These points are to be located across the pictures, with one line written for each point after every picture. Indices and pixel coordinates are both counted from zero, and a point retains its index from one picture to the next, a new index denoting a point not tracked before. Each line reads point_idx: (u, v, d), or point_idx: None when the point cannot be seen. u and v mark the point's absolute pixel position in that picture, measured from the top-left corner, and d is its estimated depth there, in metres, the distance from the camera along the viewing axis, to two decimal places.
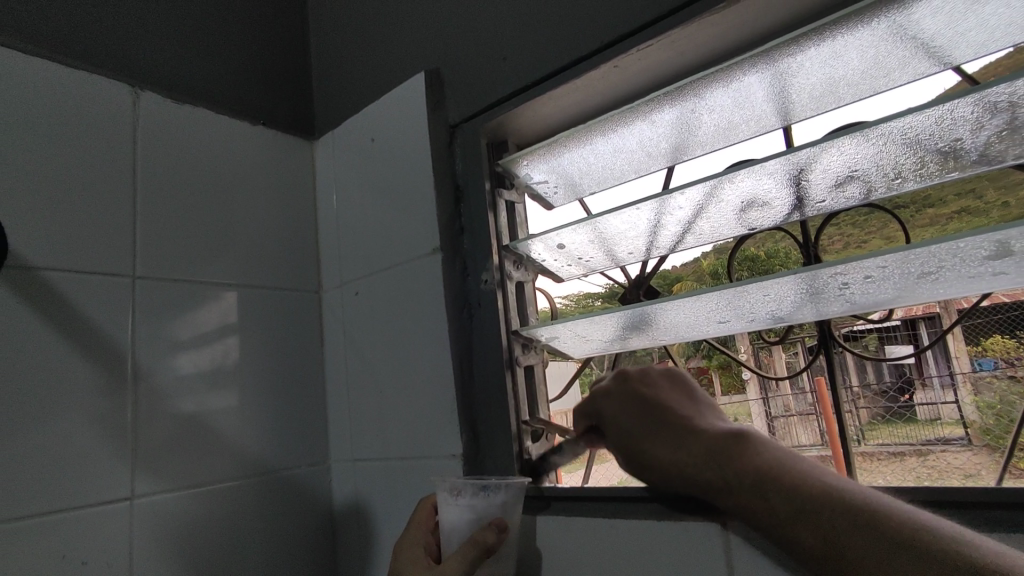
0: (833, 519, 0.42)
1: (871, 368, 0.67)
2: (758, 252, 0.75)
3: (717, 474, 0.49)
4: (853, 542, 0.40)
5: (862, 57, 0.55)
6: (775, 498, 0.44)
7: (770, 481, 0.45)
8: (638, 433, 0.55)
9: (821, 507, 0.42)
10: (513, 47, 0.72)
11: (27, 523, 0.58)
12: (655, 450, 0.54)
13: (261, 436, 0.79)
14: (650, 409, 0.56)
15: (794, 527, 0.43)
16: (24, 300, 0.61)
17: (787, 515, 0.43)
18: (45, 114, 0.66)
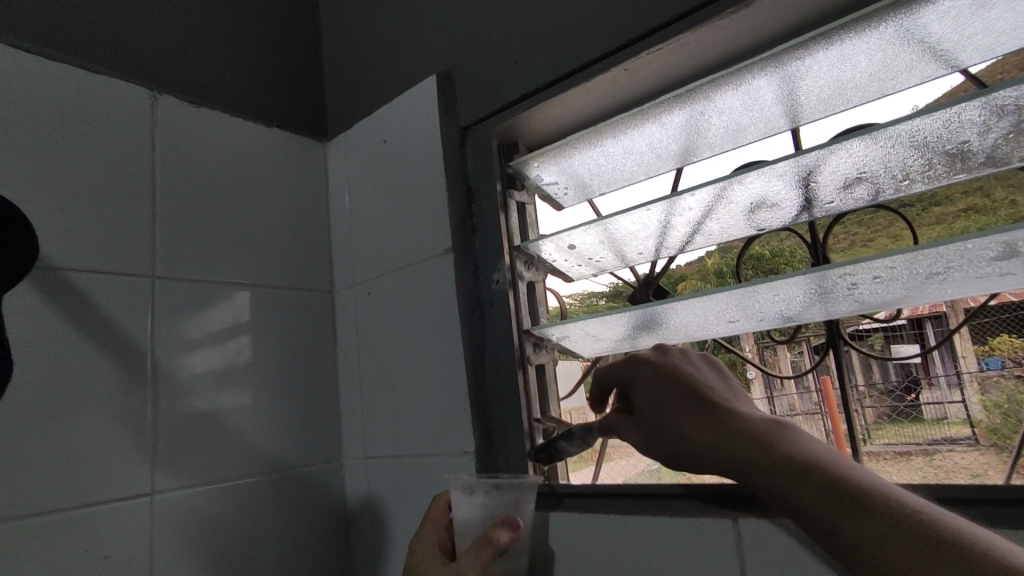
0: (873, 514, 0.41)
1: (876, 366, 0.66)
2: (763, 251, 0.73)
3: (759, 455, 0.48)
4: (890, 539, 0.40)
5: (870, 61, 0.55)
6: (816, 487, 0.44)
7: (814, 470, 0.45)
8: (673, 408, 0.55)
9: (864, 503, 0.42)
10: (524, 51, 0.73)
11: (53, 518, 0.59)
12: (686, 429, 0.53)
13: (276, 434, 0.80)
14: (687, 390, 0.55)
15: (830, 516, 0.43)
16: (49, 300, 0.63)
17: (826, 505, 0.43)
18: (67, 118, 0.68)
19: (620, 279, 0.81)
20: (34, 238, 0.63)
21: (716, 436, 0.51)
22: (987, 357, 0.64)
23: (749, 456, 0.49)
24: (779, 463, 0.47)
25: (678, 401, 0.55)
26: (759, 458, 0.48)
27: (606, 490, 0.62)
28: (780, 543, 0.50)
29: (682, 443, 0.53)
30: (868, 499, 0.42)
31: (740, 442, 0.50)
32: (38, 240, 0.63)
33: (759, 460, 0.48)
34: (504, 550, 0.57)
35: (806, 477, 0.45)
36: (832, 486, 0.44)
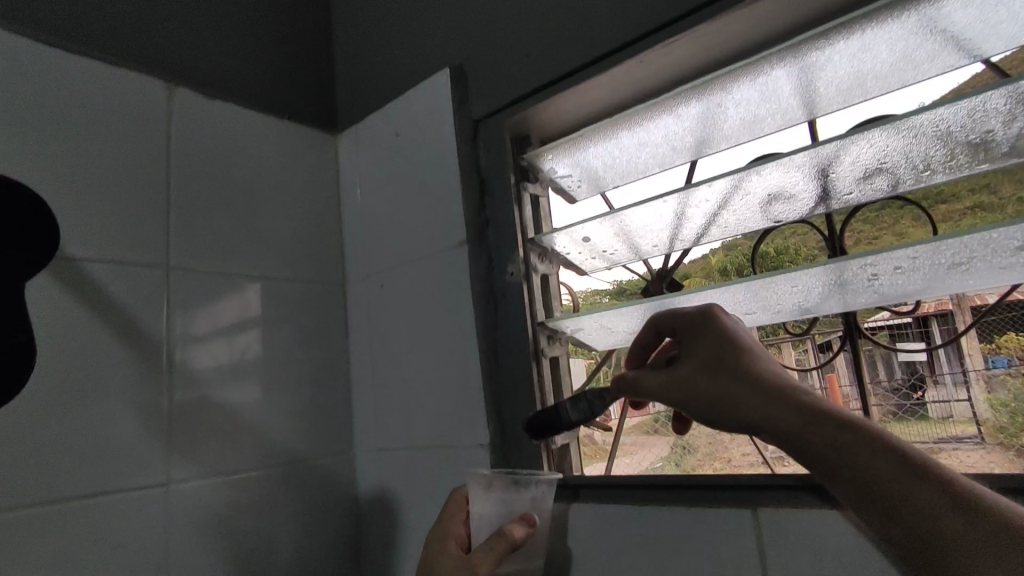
0: (933, 488, 0.41)
1: (881, 363, 0.64)
2: (768, 248, 0.72)
3: (830, 429, 0.45)
4: (950, 515, 0.39)
5: (891, 50, 0.55)
6: (875, 454, 0.43)
7: (872, 437, 0.44)
8: (733, 373, 0.50)
9: (925, 475, 0.41)
10: (539, 42, 0.73)
11: (71, 507, 0.60)
12: (731, 385, 0.50)
13: (289, 426, 0.80)
14: (734, 346, 0.52)
15: (888, 486, 0.42)
16: (66, 291, 0.63)
17: (886, 474, 0.42)
18: (83, 109, 0.68)
19: (621, 277, 0.81)
20: (52, 230, 0.63)
21: (770, 400, 0.48)
22: (993, 355, 0.58)
23: (802, 416, 0.47)
24: (836, 426, 0.45)
25: (724, 357, 0.51)
26: (814, 419, 0.46)
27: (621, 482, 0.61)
28: (801, 533, 0.50)
29: (724, 400, 0.50)
30: (928, 472, 0.41)
31: (791, 402, 0.48)
32: (57, 232, 0.63)
33: (813, 422, 0.46)
34: (520, 547, 0.58)
35: (865, 442, 0.44)
36: (891, 455, 0.43)
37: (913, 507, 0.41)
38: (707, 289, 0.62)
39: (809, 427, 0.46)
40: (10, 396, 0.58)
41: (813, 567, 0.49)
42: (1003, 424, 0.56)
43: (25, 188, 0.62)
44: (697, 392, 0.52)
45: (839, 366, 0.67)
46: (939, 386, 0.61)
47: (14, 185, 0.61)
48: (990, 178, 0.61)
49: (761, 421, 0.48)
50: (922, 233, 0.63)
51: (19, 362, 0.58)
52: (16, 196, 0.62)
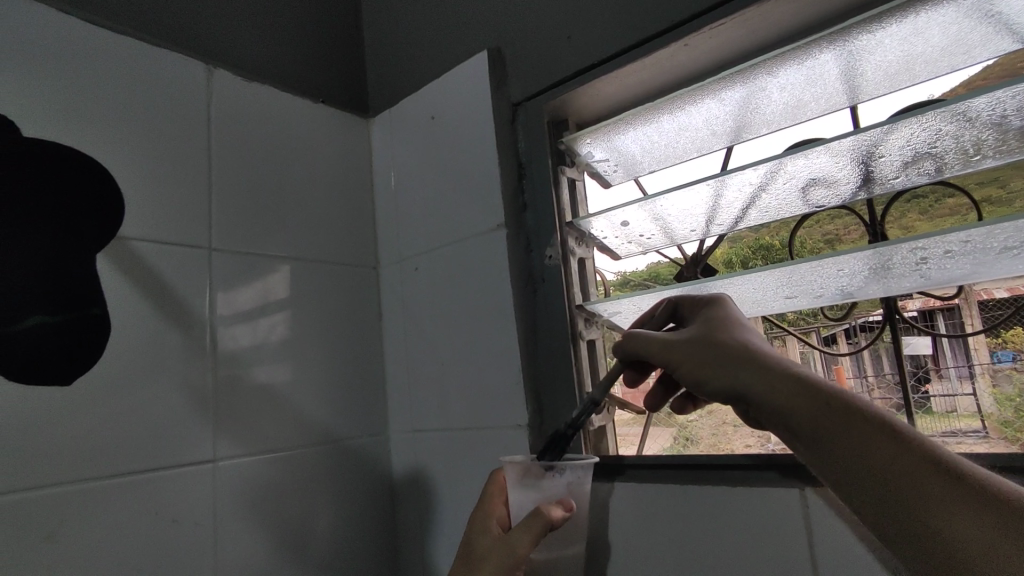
0: (919, 459, 0.40)
1: (884, 356, 0.66)
2: (773, 241, 0.75)
3: (816, 409, 0.45)
4: (934, 483, 0.38)
5: (943, 34, 0.55)
6: (863, 425, 0.43)
7: (862, 410, 0.44)
8: (725, 354, 0.51)
9: (913, 447, 0.41)
10: (579, 26, 0.73)
11: (129, 480, 0.61)
12: (728, 350, 0.51)
13: (326, 405, 0.82)
14: (738, 324, 0.54)
15: (874, 454, 0.41)
16: (118, 270, 0.64)
17: (872, 442, 0.42)
18: (130, 90, 0.69)
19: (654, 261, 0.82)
20: (115, 211, 0.65)
21: (760, 380, 0.48)
22: (998, 350, 0.59)
23: (794, 385, 0.47)
24: (827, 397, 0.45)
25: (727, 329, 0.53)
26: (804, 390, 0.46)
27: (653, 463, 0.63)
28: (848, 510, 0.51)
29: (718, 368, 0.51)
30: (916, 446, 0.41)
31: (784, 373, 0.48)
32: (118, 213, 0.65)
33: (805, 393, 0.46)
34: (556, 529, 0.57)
35: (854, 413, 0.44)
36: (878, 428, 0.42)
37: (897, 475, 0.40)
38: (748, 273, 0.62)
39: (800, 396, 0.46)
40: (76, 372, 0.59)
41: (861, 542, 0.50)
42: (1008, 418, 0.57)
43: (92, 169, 0.64)
44: (696, 354, 0.52)
45: (845, 358, 0.68)
46: (942, 379, 0.62)
47: (83, 166, 0.64)
48: (1001, 172, 0.60)
49: (753, 388, 0.48)
50: (927, 228, 0.64)
51: (88, 335, 0.61)
52: (79, 175, 0.63)
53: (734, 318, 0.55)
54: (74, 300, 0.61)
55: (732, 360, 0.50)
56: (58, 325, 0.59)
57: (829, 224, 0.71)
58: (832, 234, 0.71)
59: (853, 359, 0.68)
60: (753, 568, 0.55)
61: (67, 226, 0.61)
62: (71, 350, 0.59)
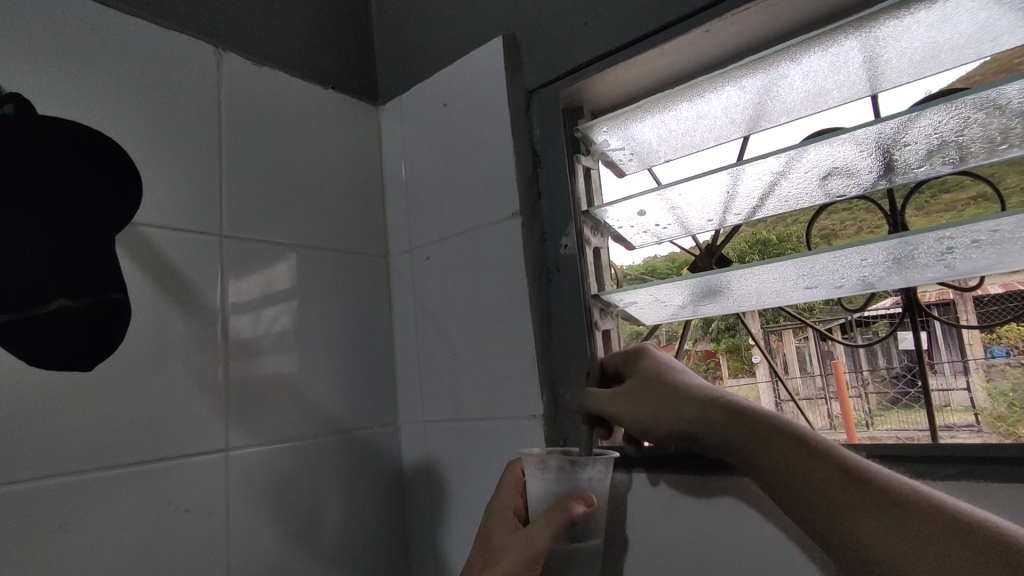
0: (836, 473, 0.45)
1: (880, 353, 0.69)
2: (770, 235, 0.78)
3: (745, 438, 0.50)
4: (853, 496, 0.43)
5: (971, 21, 0.54)
6: (784, 449, 0.48)
7: (783, 432, 0.49)
8: (664, 392, 0.56)
9: (830, 462, 0.46)
10: (596, 12, 0.72)
11: (142, 469, 0.60)
12: (665, 393, 0.56)
13: (337, 395, 0.81)
14: (672, 367, 0.59)
15: (799, 476, 0.46)
16: (129, 256, 0.62)
17: (794, 463, 0.47)
18: (140, 73, 0.67)
19: (652, 255, 0.82)
20: (131, 196, 0.63)
21: (697, 416, 0.53)
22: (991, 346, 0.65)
23: (722, 418, 0.52)
24: (749, 426, 0.50)
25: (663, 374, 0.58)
26: (729, 419, 0.51)
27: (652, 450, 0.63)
28: None
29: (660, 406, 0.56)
30: (833, 461, 0.46)
31: (712, 409, 0.53)
32: (135, 198, 0.63)
33: (731, 424, 0.51)
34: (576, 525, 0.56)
35: (774, 435, 0.49)
36: (801, 449, 0.47)
37: (820, 492, 0.45)
38: (768, 263, 0.61)
39: (727, 425, 0.51)
40: (102, 356, 0.59)
41: None
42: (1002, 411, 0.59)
43: (113, 152, 0.63)
44: (637, 401, 0.58)
45: (842, 352, 0.72)
46: (937, 373, 0.64)
47: (102, 148, 0.62)
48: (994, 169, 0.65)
49: (689, 427, 0.54)
50: (922, 224, 0.67)
51: (110, 320, 0.59)
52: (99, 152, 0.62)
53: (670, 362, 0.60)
54: (98, 284, 0.58)
55: (669, 404, 0.56)
56: (84, 310, 0.57)
57: (826, 219, 0.73)
58: (828, 228, 0.73)
59: (849, 354, 0.72)
60: (775, 559, 0.54)
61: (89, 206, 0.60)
62: (93, 336, 0.58)
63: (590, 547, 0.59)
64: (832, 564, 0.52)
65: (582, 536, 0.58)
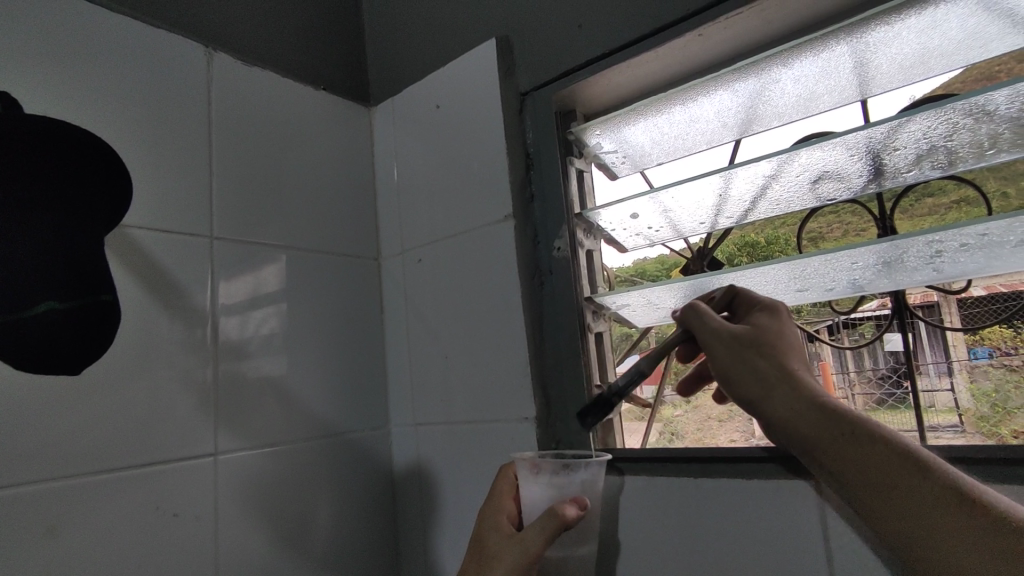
0: (932, 494, 0.41)
1: (867, 354, 0.65)
2: (758, 238, 0.74)
3: (837, 435, 0.46)
4: (946, 520, 0.40)
5: (960, 28, 0.55)
6: (887, 456, 0.44)
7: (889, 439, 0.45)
8: (759, 362, 0.52)
9: (937, 482, 0.42)
10: (589, 15, 0.72)
11: (128, 474, 0.60)
12: (765, 363, 0.52)
13: (327, 398, 0.80)
14: (778, 334, 0.54)
15: (895, 484, 0.43)
16: (117, 258, 0.62)
17: (894, 473, 0.43)
18: (128, 72, 0.66)
19: (642, 257, 0.80)
20: (122, 197, 0.63)
21: (792, 395, 0.50)
22: (975, 346, 0.59)
23: (819, 409, 0.48)
24: (853, 427, 0.46)
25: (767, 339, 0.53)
26: (826, 415, 0.47)
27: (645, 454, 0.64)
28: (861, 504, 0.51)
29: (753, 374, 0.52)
30: (940, 481, 0.42)
31: (814, 398, 0.49)
32: (125, 199, 0.63)
33: (828, 420, 0.47)
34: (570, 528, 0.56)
35: (876, 441, 0.45)
36: (906, 460, 0.43)
37: (911, 504, 0.42)
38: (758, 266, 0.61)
39: (822, 418, 0.47)
40: (93, 357, 0.58)
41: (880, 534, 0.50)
42: (985, 414, 0.57)
43: (103, 152, 0.62)
44: (731, 361, 0.53)
45: (828, 353, 0.68)
46: (922, 376, 0.62)
47: (90, 147, 0.61)
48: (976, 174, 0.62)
49: (780, 407, 0.50)
50: (908, 228, 0.64)
51: (99, 321, 0.58)
52: (89, 147, 0.61)
53: (778, 326, 0.54)
54: (85, 284, 0.57)
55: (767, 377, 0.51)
56: (73, 314, 0.56)
57: (813, 222, 0.70)
58: (815, 231, 0.70)
59: (836, 355, 0.67)
60: (767, 561, 0.55)
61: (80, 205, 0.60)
62: (83, 340, 0.57)
63: (584, 550, 0.59)
64: (825, 566, 0.52)
65: (577, 541, 0.58)
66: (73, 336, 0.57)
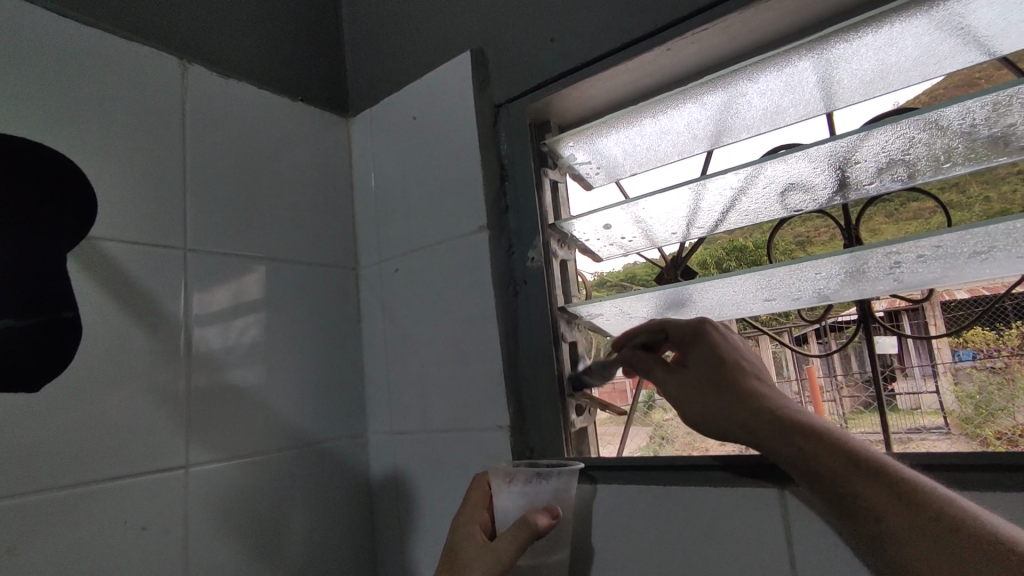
0: (886, 493, 0.42)
1: (854, 357, 0.66)
2: (745, 243, 0.75)
3: (789, 450, 0.48)
4: (896, 514, 0.41)
5: (916, 45, 0.56)
6: (834, 463, 0.45)
7: (832, 444, 0.46)
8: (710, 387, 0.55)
9: (882, 480, 0.43)
10: (561, 29, 0.73)
11: (96, 488, 0.59)
12: (718, 391, 0.54)
13: (304, 407, 0.80)
14: (723, 361, 0.56)
15: (849, 489, 0.44)
16: (86, 270, 0.62)
17: (841, 479, 0.44)
18: (100, 85, 0.66)
19: (630, 262, 0.82)
20: (87, 213, 0.63)
21: (745, 415, 0.52)
22: (959, 349, 0.63)
23: (768, 425, 0.50)
24: (799, 440, 0.48)
25: (712, 369, 0.56)
26: (777, 431, 0.49)
27: (621, 463, 0.65)
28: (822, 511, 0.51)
29: (709, 398, 0.55)
30: (889, 479, 0.43)
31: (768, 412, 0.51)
32: (90, 214, 0.63)
33: (780, 433, 0.49)
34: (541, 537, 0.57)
35: (821, 449, 0.46)
36: (852, 464, 0.45)
37: (864, 508, 0.43)
38: (724, 278, 0.62)
39: (774, 434, 0.49)
40: (56, 372, 0.58)
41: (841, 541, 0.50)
42: (969, 415, 0.58)
43: (67, 170, 0.62)
44: (689, 394, 0.56)
45: (816, 358, 0.67)
46: (908, 377, 0.63)
47: (50, 164, 0.61)
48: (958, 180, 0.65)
49: (739, 424, 0.52)
50: (893, 231, 0.66)
51: (60, 337, 0.59)
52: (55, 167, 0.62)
53: (722, 353, 0.57)
54: (45, 303, 0.59)
55: (720, 402, 0.54)
56: (34, 331, 0.58)
57: (801, 227, 0.71)
58: (803, 236, 0.71)
59: (824, 360, 0.67)
60: (732, 568, 0.55)
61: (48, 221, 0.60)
62: (43, 354, 0.58)
63: (555, 558, 0.59)
64: (788, 571, 0.53)
65: (549, 549, 0.59)
66: (33, 352, 0.57)
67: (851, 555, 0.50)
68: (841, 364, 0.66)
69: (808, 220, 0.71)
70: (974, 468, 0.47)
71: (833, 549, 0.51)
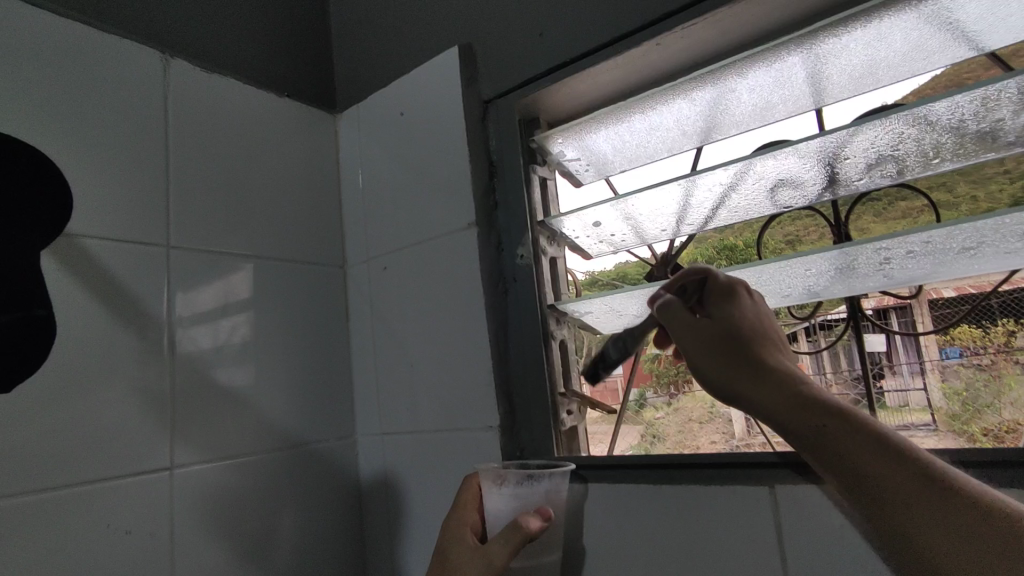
0: (911, 477, 0.41)
1: (844, 354, 0.65)
2: (736, 241, 0.74)
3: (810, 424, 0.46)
4: (924, 504, 0.40)
5: (905, 40, 0.56)
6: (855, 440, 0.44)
7: (860, 424, 0.44)
8: (728, 359, 0.52)
9: (911, 465, 0.41)
10: (550, 24, 0.73)
11: (77, 491, 0.58)
12: (737, 356, 0.52)
13: (291, 407, 0.79)
14: (748, 329, 0.53)
15: (875, 474, 0.42)
16: (65, 269, 0.60)
17: (869, 460, 0.43)
18: (79, 78, 0.65)
19: (623, 261, 0.80)
20: (60, 206, 0.61)
21: (768, 383, 0.50)
22: (946, 347, 0.60)
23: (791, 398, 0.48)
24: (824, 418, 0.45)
25: (734, 335, 0.53)
26: (800, 406, 0.47)
27: (606, 462, 0.64)
28: (813, 508, 0.51)
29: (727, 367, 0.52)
30: (914, 463, 0.41)
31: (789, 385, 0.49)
32: (65, 212, 0.61)
33: (805, 409, 0.47)
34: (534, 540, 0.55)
35: (844, 427, 0.44)
36: (879, 446, 0.43)
37: (884, 490, 0.42)
38: None
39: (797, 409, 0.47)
40: (25, 374, 0.56)
41: (834, 539, 0.50)
42: (956, 411, 0.57)
43: (39, 165, 0.61)
44: (704, 356, 0.54)
45: (806, 355, 0.67)
46: (896, 375, 0.62)
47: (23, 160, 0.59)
48: (946, 177, 0.62)
49: (761, 396, 0.50)
50: (881, 230, 0.65)
51: (32, 337, 0.57)
52: (28, 168, 0.60)
53: (744, 318, 0.54)
54: (18, 300, 0.57)
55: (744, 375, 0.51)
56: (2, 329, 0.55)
57: (789, 226, 0.70)
58: (792, 235, 0.70)
59: (813, 357, 0.67)
60: (724, 566, 0.55)
61: (23, 218, 0.59)
62: (8, 353, 0.56)
63: (546, 559, 0.59)
64: (779, 569, 0.53)
65: (541, 551, 0.58)
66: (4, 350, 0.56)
67: (844, 552, 0.50)
68: (832, 362, 0.66)
69: (800, 218, 0.70)
70: (968, 462, 0.47)
71: (825, 547, 0.51)
